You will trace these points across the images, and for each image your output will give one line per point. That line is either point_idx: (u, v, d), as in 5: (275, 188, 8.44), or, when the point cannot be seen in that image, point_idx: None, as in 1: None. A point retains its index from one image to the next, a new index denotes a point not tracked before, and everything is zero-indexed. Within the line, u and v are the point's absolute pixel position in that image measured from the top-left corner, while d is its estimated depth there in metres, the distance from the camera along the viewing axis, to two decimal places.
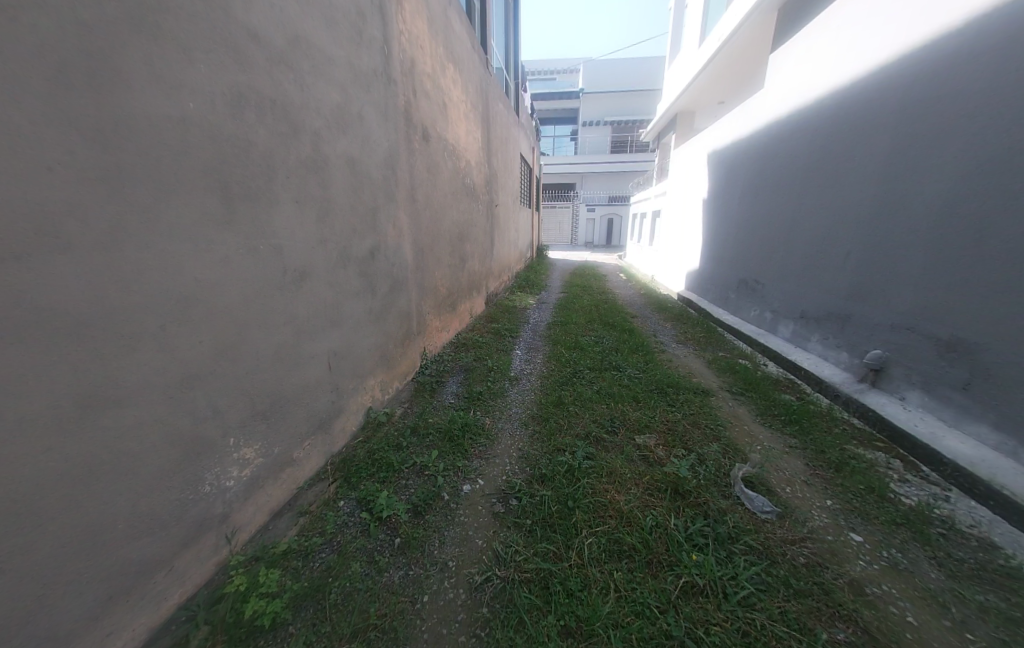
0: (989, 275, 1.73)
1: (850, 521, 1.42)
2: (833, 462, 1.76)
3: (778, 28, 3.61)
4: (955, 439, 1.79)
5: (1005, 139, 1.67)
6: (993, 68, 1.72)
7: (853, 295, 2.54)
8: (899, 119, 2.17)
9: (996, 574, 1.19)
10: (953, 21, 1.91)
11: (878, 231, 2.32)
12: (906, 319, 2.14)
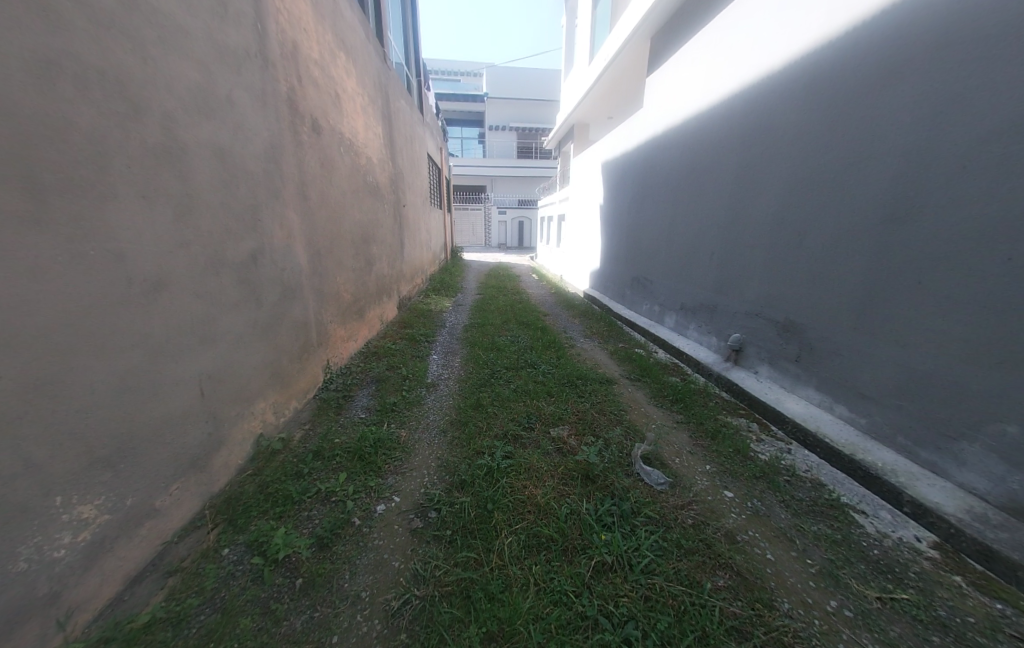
0: (807, 270, 2.21)
1: (724, 481, 1.68)
2: (711, 432, 2.06)
3: (654, 56, 4.11)
4: (793, 401, 2.25)
5: (815, 165, 2.14)
6: (807, 109, 2.20)
7: (719, 289, 3.02)
8: (749, 143, 2.64)
9: (822, 506, 1.53)
10: (779, 68, 2.39)
11: (738, 236, 2.80)
12: (757, 307, 2.61)
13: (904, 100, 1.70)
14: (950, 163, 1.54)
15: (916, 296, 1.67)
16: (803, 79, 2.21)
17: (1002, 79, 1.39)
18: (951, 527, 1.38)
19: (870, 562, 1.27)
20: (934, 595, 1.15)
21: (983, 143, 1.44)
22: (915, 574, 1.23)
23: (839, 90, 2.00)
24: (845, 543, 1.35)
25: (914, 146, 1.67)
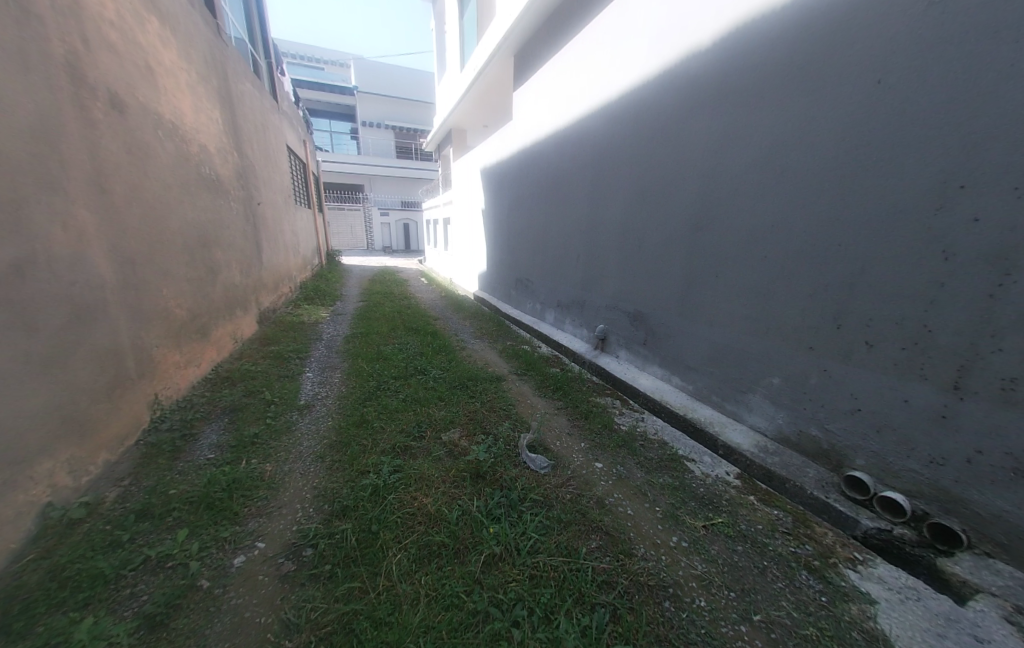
0: (648, 268, 2.66)
1: (596, 454, 1.91)
2: (585, 413, 2.32)
3: (520, 71, 4.40)
4: (645, 378, 2.68)
5: (647, 181, 2.59)
6: (639, 134, 2.63)
7: (586, 286, 3.42)
8: (601, 158, 3.05)
9: (667, 461, 1.86)
10: (618, 98, 2.82)
11: (596, 239, 3.21)
12: (615, 301, 3.04)
13: (701, 133, 2.18)
14: (729, 184, 2.03)
15: (716, 285, 2.16)
16: (637, 108, 2.65)
17: (754, 124, 1.89)
18: (746, 459, 1.84)
19: (698, 498, 1.60)
20: (737, 513, 1.52)
21: (745, 171, 1.94)
22: (726, 500, 1.60)
23: (660, 121, 2.46)
24: (682, 488, 1.67)
25: (708, 169, 2.14)
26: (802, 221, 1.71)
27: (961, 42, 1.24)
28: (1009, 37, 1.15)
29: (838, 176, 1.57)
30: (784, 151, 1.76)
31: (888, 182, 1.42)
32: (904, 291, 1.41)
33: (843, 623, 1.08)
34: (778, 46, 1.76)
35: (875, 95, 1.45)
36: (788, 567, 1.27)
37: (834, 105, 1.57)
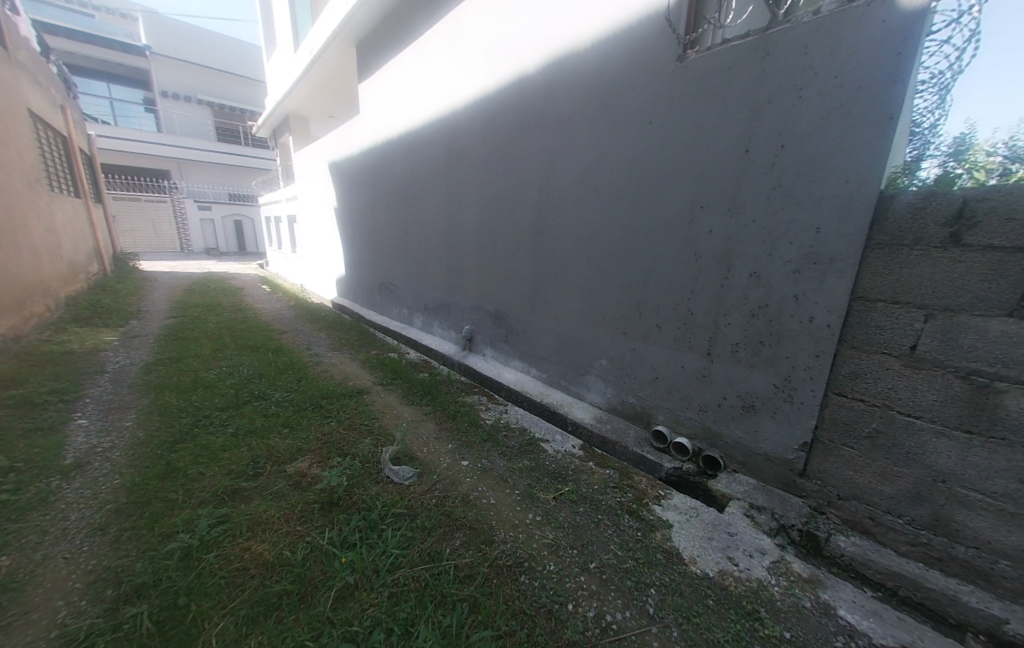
0: (503, 269, 2.84)
1: (461, 453, 1.95)
2: (451, 414, 2.35)
3: (364, 63, 4.14)
4: (508, 372, 2.87)
5: (496, 188, 2.77)
6: (486, 143, 2.79)
7: (449, 287, 3.46)
8: (454, 163, 3.12)
9: (526, 447, 2.03)
10: (465, 107, 2.92)
11: (456, 242, 3.27)
12: (477, 301, 3.16)
13: (535, 148, 2.44)
14: (560, 195, 2.33)
15: (556, 284, 2.45)
16: (481, 118, 2.80)
17: (573, 145, 2.20)
18: (588, 431, 2.15)
19: (551, 474, 1.79)
20: (581, 480, 1.76)
21: (571, 185, 2.25)
22: (573, 471, 1.83)
23: (502, 134, 2.65)
24: (538, 468, 1.84)
25: (543, 181, 2.41)
26: (613, 229, 2.07)
27: (693, 100, 1.69)
28: (718, 102, 1.62)
29: (632, 193, 1.96)
30: (596, 170, 2.11)
31: (663, 200, 1.84)
32: (677, 284, 1.85)
33: (651, 549, 1.36)
34: (587, 81, 2.09)
35: (651, 131, 1.85)
36: (616, 515, 1.53)
37: (625, 136, 1.95)
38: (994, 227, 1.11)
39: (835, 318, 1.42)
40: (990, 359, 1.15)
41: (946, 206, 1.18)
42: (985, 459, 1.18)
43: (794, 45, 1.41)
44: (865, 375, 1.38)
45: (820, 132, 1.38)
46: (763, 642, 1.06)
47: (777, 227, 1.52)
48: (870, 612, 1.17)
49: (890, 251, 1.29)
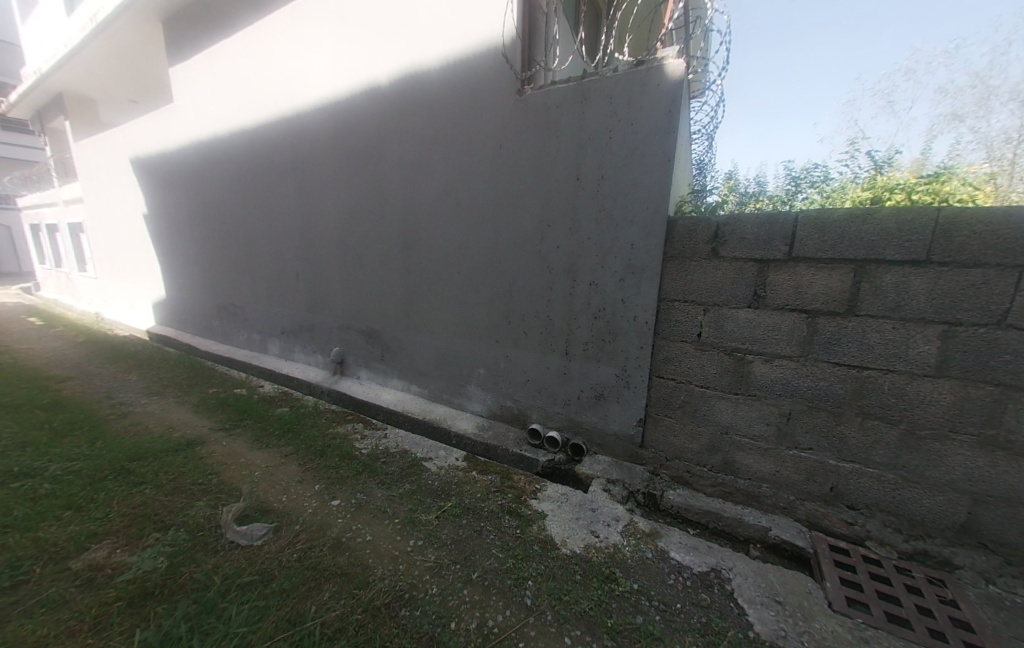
0: (371, 284, 2.69)
1: (331, 493, 1.76)
2: (318, 451, 2.09)
3: (176, 43, 3.44)
4: (386, 393, 2.72)
5: (357, 199, 2.62)
6: (341, 151, 2.61)
7: (310, 307, 3.10)
8: (305, 170, 2.83)
9: (407, 469, 1.95)
10: (313, 110, 2.69)
11: (314, 255, 2.96)
12: (345, 320, 2.91)
13: (394, 161, 2.39)
14: (423, 209, 2.33)
15: (428, 298, 2.44)
16: (333, 125, 2.61)
17: (432, 160, 2.24)
18: (470, 441, 2.18)
19: (433, 493, 1.76)
20: (463, 491, 1.77)
21: (433, 199, 2.28)
22: (455, 484, 1.83)
23: (358, 143, 2.52)
24: (419, 489, 1.78)
25: (406, 194, 2.38)
26: (476, 242, 2.17)
27: (533, 129, 1.90)
28: (553, 133, 1.85)
29: (490, 210, 2.09)
30: (456, 187, 2.18)
31: (516, 218, 2.02)
32: (536, 293, 2.04)
33: (528, 543, 1.45)
34: (439, 100, 2.15)
35: (501, 154, 2.00)
36: (497, 518, 1.59)
37: (479, 156, 2.07)
38: (735, 243, 1.54)
39: (651, 316, 1.76)
40: (742, 338, 1.58)
41: (708, 227, 1.58)
42: (747, 411, 1.61)
43: (602, 93, 1.71)
44: (675, 359, 1.75)
45: (628, 166, 1.70)
46: (618, 599, 1.23)
47: (606, 243, 1.81)
48: (691, 547, 1.47)
49: (680, 262, 1.67)
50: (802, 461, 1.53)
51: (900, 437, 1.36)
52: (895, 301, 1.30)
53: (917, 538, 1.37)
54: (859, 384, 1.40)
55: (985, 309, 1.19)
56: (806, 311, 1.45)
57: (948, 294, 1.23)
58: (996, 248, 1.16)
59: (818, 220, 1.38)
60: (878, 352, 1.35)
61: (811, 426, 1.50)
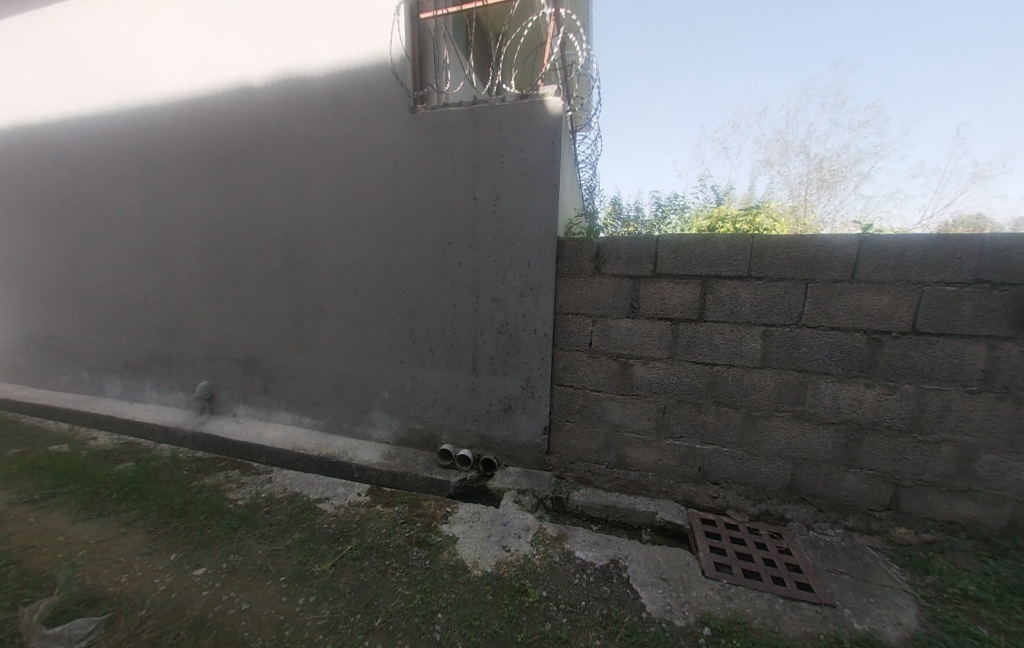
0: (248, 305, 2.35)
1: (194, 560, 1.45)
2: (176, 511, 1.72)
3: None
4: (271, 430, 2.37)
5: (227, 209, 2.29)
6: (204, 154, 2.27)
7: (166, 335, 2.58)
8: (155, 172, 2.38)
9: (297, 516, 1.72)
10: (164, 104, 2.29)
11: (170, 273, 2.48)
12: (214, 348, 2.48)
13: (274, 169, 2.16)
14: (309, 223, 2.14)
15: (320, 320, 2.22)
16: (192, 124, 2.26)
17: (318, 172, 2.08)
18: (375, 471, 2.02)
19: (328, 537, 1.57)
20: (365, 530, 1.62)
21: (322, 213, 2.11)
22: (356, 523, 1.66)
23: (227, 147, 2.22)
24: (313, 536, 1.58)
25: (289, 206, 2.16)
26: (373, 259, 2.06)
27: (427, 148, 1.90)
28: (448, 153, 1.87)
29: (386, 227, 2.01)
30: (348, 201, 2.05)
31: (414, 235, 1.98)
32: (439, 310, 2.01)
33: (437, 573, 1.38)
34: (325, 109, 2.02)
35: (395, 170, 1.96)
36: (403, 552, 1.49)
37: (371, 170, 1.99)
38: (612, 262, 1.74)
39: (548, 329, 1.87)
40: (624, 345, 1.78)
41: (592, 248, 1.76)
42: (633, 410, 1.81)
43: (492, 120, 1.80)
44: (571, 368, 1.88)
45: (520, 190, 1.81)
46: (528, 611, 1.24)
47: (504, 261, 1.88)
48: (593, 543, 1.58)
49: (570, 278, 1.82)
50: (677, 449, 1.77)
51: (743, 419, 1.66)
52: (731, 309, 1.61)
53: (760, 500, 1.68)
54: (712, 378, 1.68)
55: (789, 313, 1.54)
56: (671, 319, 1.69)
57: (765, 302, 1.56)
58: (792, 266, 1.51)
59: (673, 243, 1.64)
60: (723, 351, 1.64)
61: (681, 417, 1.74)
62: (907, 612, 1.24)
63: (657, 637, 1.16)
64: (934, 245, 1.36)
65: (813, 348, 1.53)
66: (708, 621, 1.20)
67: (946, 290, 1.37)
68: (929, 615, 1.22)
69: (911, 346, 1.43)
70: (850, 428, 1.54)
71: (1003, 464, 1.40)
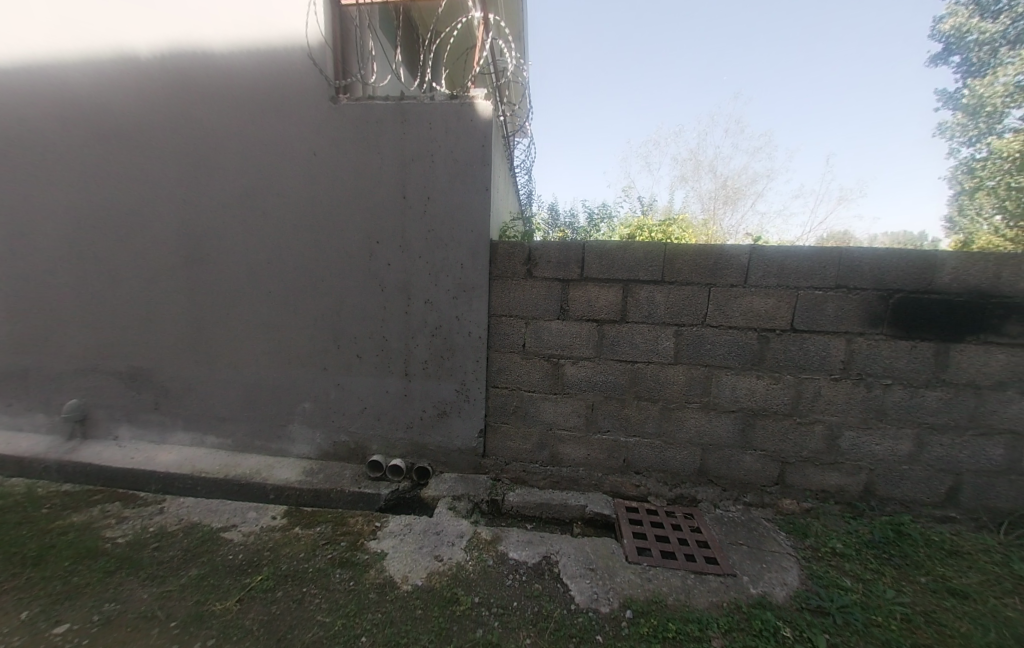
0: (131, 307, 2.02)
1: (52, 617, 1.19)
2: (29, 559, 1.41)
3: None
4: (164, 452, 2.06)
5: (103, 194, 1.95)
6: (74, 129, 1.93)
7: (19, 345, 2.12)
8: (6, 147, 1.97)
9: (196, 548, 1.51)
10: (21, 66, 1.92)
11: (25, 268, 2.05)
12: (87, 359, 2.09)
13: (165, 152, 1.89)
14: (213, 216, 1.90)
15: (227, 325, 1.98)
16: (59, 94, 1.91)
17: (223, 159, 1.86)
18: (295, 491, 1.84)
19: (235, 569, 1.40)
20: (280, 557, 1.46)
21: (226, 204, 1.88)
22: (269, 550, 1.50)
23: (104, 122, 1.90)
24: (214, 570, 1.39)
25: (185, 195, 1.90)
26: (288, 257, 1.89)
27: (351, 141, 1.79)
28: (373, 148, 1.78)
29: (305, 223, 1.85)
30: (258, 193, 1.86)
31: (336, 233, 1.85)
32: (366, 313, 1.90)
33: (362, 594, 1.29)
34: (229, 89, 1.81)
35: (314, 162, 1.81)
36: (324, 575, 1.37)
37: (288, 161, 1.82)
38: (543, 265, 1.79)
39: (482, 331, 1.87)
40: (555, 346, 1.84)
41: (523, 251, 1.79)
42: (563, 408, 1.87)
43: (421, 117, 1.75)
44: (505, 370, 1.89)
45: (450, 190, 1.78)
46: (459, 620, 1.21)
47: (436, 262, 1.84)
48: (527, 542, 1.60)
49: (502, 281, 1.83)
50: (604, 443, 1.86)
51: (660, 411, 1.80)
52: (648, 310, 1.74)
53: (676, 485, 1.84)
54: (634, 375, 1.80)
55: (696, 314, 1.70)
56: (596, 320, 1.79)
57: (677, 304, 1.72)
58: (698, 271, 1.68)
59: (599, 248, 1.74)
60: (643, 349, 1.77)
61: (608, 413, 1.84)
62: (790, 572, 1.43)
63: (584, 626, 1.20)
64: (806, 255, 1.60)
65: (716, 345, 1.71)
66: (630, 604, 1.28)
67: (815, 293, 1.62)
68: (807, 573, 1.42)
69: (791, 341, 1.66)
70: (747, 414, 1.74)
71: (859, 438, 1.69)
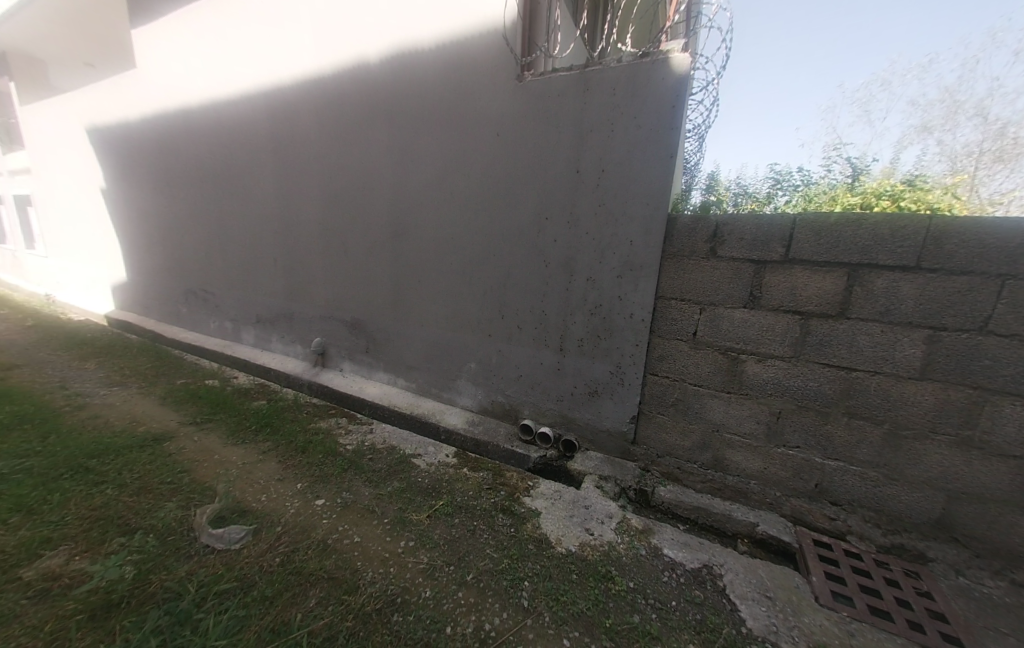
0: (355, 271, 2.59)
1: (315, 492, 1.68)
2: (299, 447, 2.02)
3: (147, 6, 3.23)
4: (371, 385, 2.64)
5: (343, 179, 2.50)
6: (327, 128, 2.50)
7: (290, 295, 2.97)
8: (289, 148, 2.71)
9: (394, 466, 1.89)
10: (301, 79, 2.54)
11: (296, 240, 2.82)
12: (326, 309, 2.80)
13: (384, 143, 2.29)
14: (415, 197, 2.24)
15: (419, 291, 2.35)
16: (317, 104, 2.51)
17: (425, 145, 2.15)
18: (461, 437, 2.13)
19: (423, 491, 1.70)
20: (454, 490, 1.72)
21: (425, 186, 2.19)
22: (446, 482, 1.78)
23: (347, 121, 2.41)
24: (408, 487, 1.72)
25: (396, 179, 2.29)
26: (470, 232, 2.10)
27: (533, 118, 1.83)
28: (553, 123, 1.80)
29: (486, 200, 2.02)
30: (449, 175, 2.10)
31: (511, 209, 1.96)
32: (530, 287, 1.99)
33: (522, 542, 1.42)
34: (434, 82, 2.06)
35: (497, 143, 1.94)
36: (490, 516, 1.55)
37: (476, 143, 1.99)
38: (733, 244, 1.54)
39: (647, 314, 1.75)
40: (736, 338, 1.60)
41: (708, 226, 1.58)
42: (739, 410, 1.64)
43: (605, 83, 1.67)
44: (669, 358, 1.75)
45: (628, 160, 1.68)
46: (615, 599, 1.22)
47: (605, 238, 1.78)
48: (683, 543, 1.49)
49: (678, 260, 1.66)
50: (789, 459, 1.57)
51: (883, 436, 1.41)
52: (885, 305, 1.34)
53: (894, 532, 1.43)
54: (847, 385, 1.43)
55: (971, 316, 1.23)
56: (800, 312, 1.47)
57: (937, 301, 1.27)
58: (983, 256, 1.20)
59: (815, 224, 1.40)
60: (867, 354, 1.39)
61: (799, 425, 1.53)
62: None
63: None
64: None
65: (1001, 361, 1.22)
66: None
67: None
68: None
69: None
70: None
71: None
